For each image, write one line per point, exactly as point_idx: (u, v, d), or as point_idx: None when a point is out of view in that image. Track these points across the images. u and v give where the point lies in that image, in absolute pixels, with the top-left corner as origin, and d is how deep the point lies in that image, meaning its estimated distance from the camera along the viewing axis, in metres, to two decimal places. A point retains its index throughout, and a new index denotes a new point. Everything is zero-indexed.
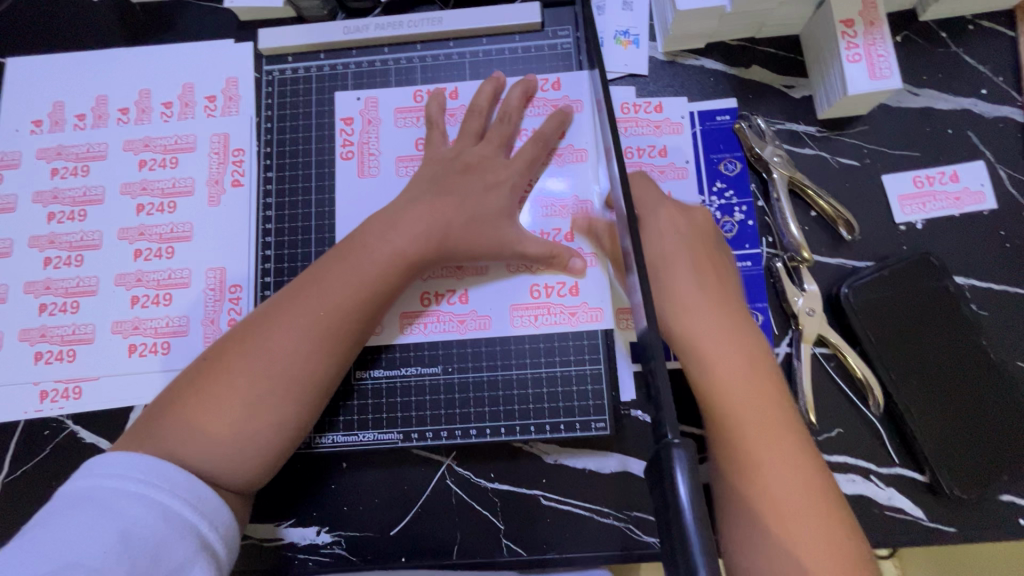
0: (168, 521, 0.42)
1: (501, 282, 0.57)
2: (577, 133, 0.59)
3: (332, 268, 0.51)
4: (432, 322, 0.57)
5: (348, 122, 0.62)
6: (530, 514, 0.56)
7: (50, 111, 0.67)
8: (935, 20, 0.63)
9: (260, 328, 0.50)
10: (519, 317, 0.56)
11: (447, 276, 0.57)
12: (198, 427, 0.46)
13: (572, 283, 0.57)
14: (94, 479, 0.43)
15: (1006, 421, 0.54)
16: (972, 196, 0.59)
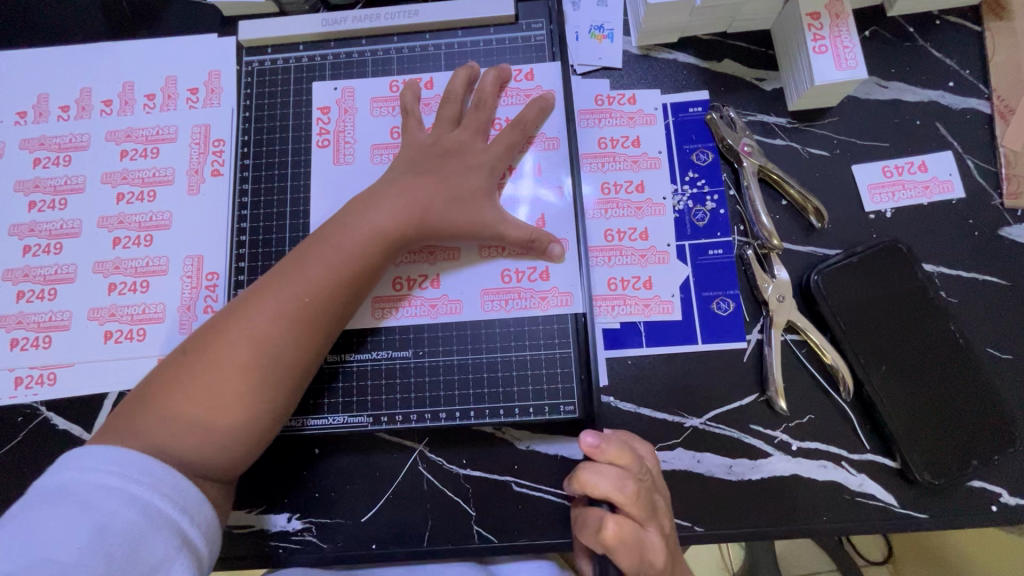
0: (147, 515, 0.41)
1: (472, 267, 0.57)
2: (551, 121, 0.60)
3: (312, 250, 0.51)
4: (403, 307, 0.57)
5: (325, 111, 0.63)
6: (502, 500, 0.56)
7: (35, 103, 0.68)
8: (901, 15, 0.64)
9: (239, 316, 0.48)
10: (491, 301, 0.57)
11: (421, 262, 0.58)
12: (190, 422, 0.45)
13: (542, 267, 0.57)
14: (66, 474, 0.41)
15: (977, 406, 0.54)
16: (940, 185, 0.60)
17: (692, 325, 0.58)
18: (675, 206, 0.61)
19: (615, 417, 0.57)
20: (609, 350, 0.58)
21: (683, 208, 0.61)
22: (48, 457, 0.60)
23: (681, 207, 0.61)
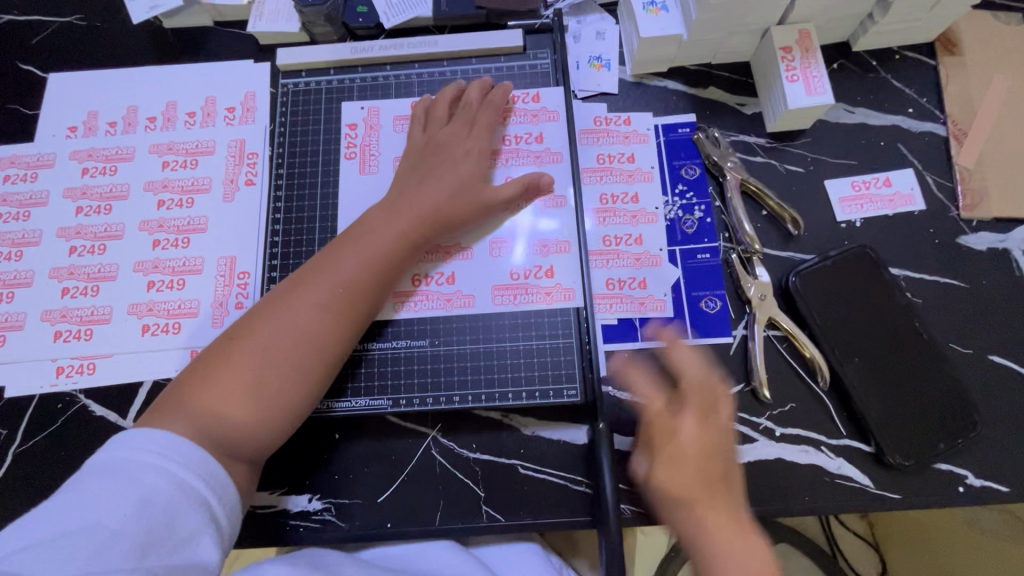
0: (183, 491, 0.44)
1: (482, 262, 0.64)
2: (554, 138, 0.67)
3: (343, 247, 0.57)
4: (421, 300, 0.63)
5: (353, 128, 0.70)
6: (508, 482, 0.61)
7: (85, 119, 0.75)
8: (865, 50, 0.72)
9: (277, 307, 0.54)
10: (501, 296, 0.63)
11: (437, 261, 0.64)
12: (230, 404, 0.50)
13: (547, 266, 0.63)
14: (114, 450, 0.45)
15: (943, 395, 0.59)
16: (903, 198, 0.67)
17: (682, 322, 0.64)
18: (667, 215, 0.67)
19: (614, 405, 0.62)
20: (608, 344, 0.64)
21: (674, 217, 0.67)
22: (84, 441, 0.64)
23: (672, 216, 0.67)
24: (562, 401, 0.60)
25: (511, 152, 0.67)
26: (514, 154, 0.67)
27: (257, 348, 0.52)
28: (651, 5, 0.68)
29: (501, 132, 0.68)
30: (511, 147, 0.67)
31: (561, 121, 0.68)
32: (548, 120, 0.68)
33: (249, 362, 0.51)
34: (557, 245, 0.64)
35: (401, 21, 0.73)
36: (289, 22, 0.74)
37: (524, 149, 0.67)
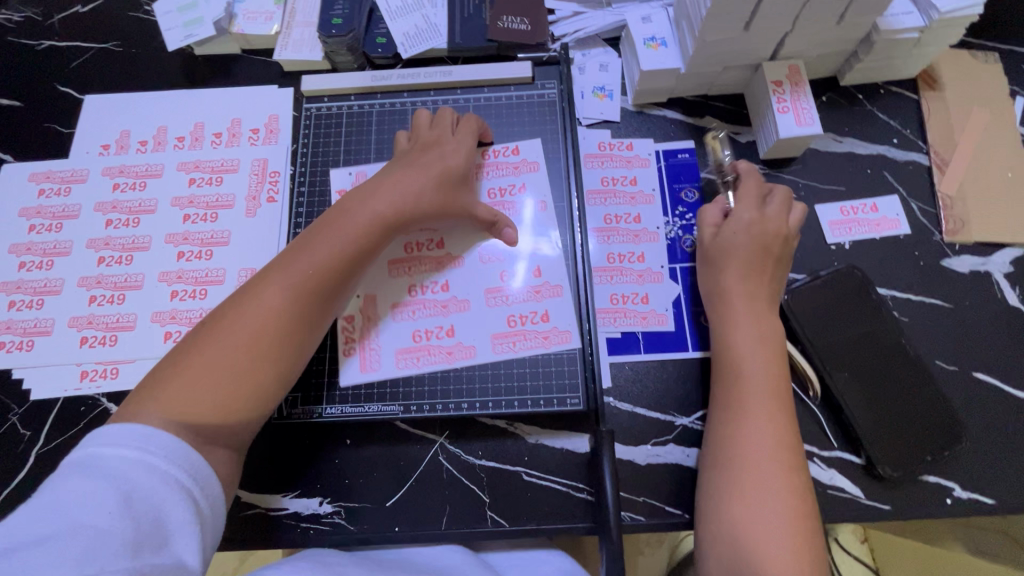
0: (166, 483, 0.45)
1: (480, 309, 0.67)
2: (538, 188, 0.71)
3: (317, 238, 0.59)
4: (424, 355, 0.65)
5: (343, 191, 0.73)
6: (513, 489, 0.63)
7: (118, 137, 0.80)
8: (852, 84, 0.77)
9: (248, 297, 0.55)
10: (494, 299, 0.67)
11: (431, 270, 0.68)
12: (204, 385, 0.50)
13: (542, 310, 0.66)
14: (92, 450, 0.45)
15: (927, 407, 0.62)
16: (889, 223, 0.71)
17: (681, 337, 0.67)
18: (667, 235, 0.71)
19: (615, 415, 0.65)
20: (611, 356, 0.67)
21: (673, 237, 0.71)
22: None
23: (672, 236, 0.71)
24: (565, 409, 0.63)
25: (501, 206, 0.71)
26: (503, 208, 0.70)
27: (225, 336, 0.52)
28: (651, 40, 0.73)
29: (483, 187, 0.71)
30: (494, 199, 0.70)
31: (542, 172, 0.72)
32: (529, 171, 0.72)
33: (218, 349, 0.52)
34: (551, 288, 0.67)
35: (418, 51, 0.79)
36: (313, 51, 0.79)
37: (511, 202, 0.71)
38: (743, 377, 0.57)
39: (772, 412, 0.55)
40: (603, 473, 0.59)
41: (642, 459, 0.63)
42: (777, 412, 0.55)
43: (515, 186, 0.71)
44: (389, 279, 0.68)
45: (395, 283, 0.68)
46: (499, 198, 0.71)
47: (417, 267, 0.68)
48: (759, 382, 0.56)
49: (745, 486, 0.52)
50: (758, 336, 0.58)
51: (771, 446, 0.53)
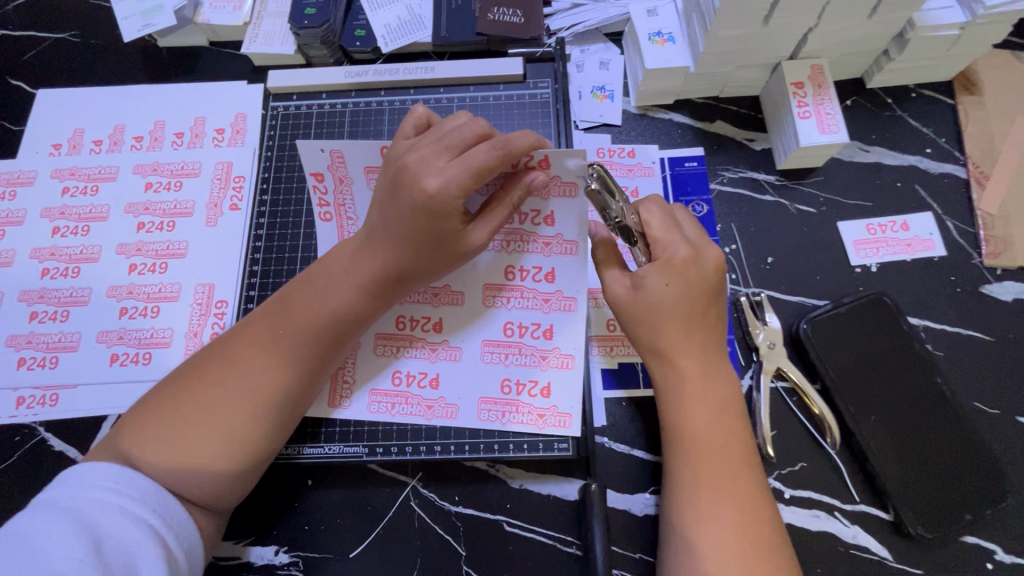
0: (140, 527, 0.42)
1: (473, 366, 0.57)
2: (568, 279, 0.55)
3: (292, 293, 0.52)
4: (401, 403, 0.56)
5: (320, 178, 0.54)
6: (492, 541, 0.56)
7: (70, 136, 0.73)
8: (880, 87, 0.69)
9: (221, 359, 0.49)
10: (491, 353, 0.56)
11: (421, 355, 0.57)
12: (174, 453, 0.46)
13: (544, 383, 0.56)
14: (61, 489, 0.42)
15: (965, 458, 0.54)
16: (922, 243, 0.63)
17: None
18: None
19: (609, 459, 0.57)
20: (607, 391, 0.59)
21: None
22: (43, 477, 0.60)
23: None
24: (552, 455, 0.55)
25: (514, 289, 0.56)
26: (517, 293, 0.56)
27: (205, 406, 0.47)
28: (657, 35, 0.66)
29: (510, 260, 0.55)
30: (514, 228, 0.53)
31: (580, 258, 0.54)
32: (562, 194, 0.50)
33: (198, 419, 0.47)
34: (559, 358, 0.56)
35: (400, 45, 0.71)
36: (285, 44, 0.72)
37: (531, 288, 0.56)
38: (695, 441, 0.49)
39: (730, 482, 0.47)
40: (593, 528, 0.52)
41: (639, 510, 0.56)
42: (739, 484, 0.47)
43: (541, 242, 0.54)
44: (373, 359, 0.57)
45: (377, 364, 0.57)
46: (512, 280, 0.56)
47: (408, 348, 0.57)
48: (709, 442, 0.48)
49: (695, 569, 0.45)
50: (711, 399, 0.50)
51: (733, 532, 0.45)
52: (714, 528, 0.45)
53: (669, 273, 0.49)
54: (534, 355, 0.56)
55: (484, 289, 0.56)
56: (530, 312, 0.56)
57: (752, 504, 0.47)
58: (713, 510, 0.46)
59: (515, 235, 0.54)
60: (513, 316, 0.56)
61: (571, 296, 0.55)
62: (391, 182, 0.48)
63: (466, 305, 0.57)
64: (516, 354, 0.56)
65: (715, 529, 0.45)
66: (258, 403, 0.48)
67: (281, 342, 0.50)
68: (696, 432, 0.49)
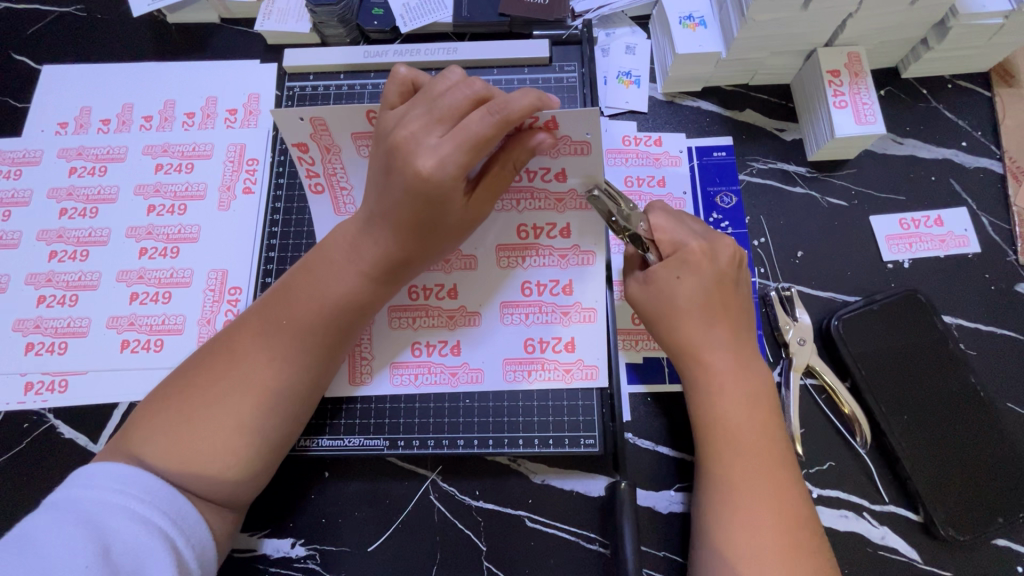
0: (148, 531, 0.40)
1: (495, 332, 0.55)
2: (585, 233, 0.53)
3: (289, 280, 0.50)
4: (424, 374, 0.55)
5: (303, 149, 0.51)
6: (514, 536, 0.54)
7: (77, 115, 0.70)
8: (915, 78, 0.67)
9: (223, 352, 0.48)
10: (510, 315, 0.55)
11: (438, 325, 0.55)
12: (183, 447, 0.44)
13: (567, 338, 0.55)
14: (71, 490, 0.41)
15: (1000, 459, 0.53)
16: (956, 239, 0.61)
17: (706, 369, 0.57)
18: None
19: (634, 456, 0.56)
20: (632, 386, 0.58)
21: None
22: (53, 466, 0.59)
23: None
24: (578, 451, 0.54)
25: (530, 248, 0.54)
26: (534, 253, 0.54)
27: (210, 401, 0.46)
28: (688, 19, 0.63)
29: (518, 220, 0.53)
30: (524, 186, 0.51)
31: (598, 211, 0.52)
32: (572, 152, 0.47)
33: (204, 416, 0.45)
34: (582, 312, 0.55)
35: (419, 26, 0.69)
36: (299, 22, 0.69)
37: (546, 246, 0.54)
38: (727, 441, 0.47)
39: (760, 483, 0.46)
40: (622, 527, 0.51)
41: (664, 507, 0.54)
42: (771, 483, 0.46)
43: (553, 198, 0.51)
44: (388, 333, 0.55)
45: (396, 337, 0.55)
46: (527, 240, 0.54)
47: (424, 319, 0.55)
48: (739, 442, 0.47)
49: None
50: (744, 397, 0.48)
51: (769, 536, 0.44)
52: (747, 530, 0.44)
53: (682, 269, 0.49)
54: (556, 312, 0.55)
55: (498, 251, 0.54)
56: (547, 271, 0.54)
57: (783, 505, 0.45)
58: (745, 512, 0.45)
59: (523, 191, 0.51)
60: (531, 275, 0.55)
61: (590, 250, 0.54)
62: (384, 163, 0.44)
63: (479, 267, 0.54)
64: (537, 315, 0.55)
65: (746, 530, 0.44)
66: (269, 401, 0.47)
67: (284, 334, 0.48)
68: (727, 430, 0.48)
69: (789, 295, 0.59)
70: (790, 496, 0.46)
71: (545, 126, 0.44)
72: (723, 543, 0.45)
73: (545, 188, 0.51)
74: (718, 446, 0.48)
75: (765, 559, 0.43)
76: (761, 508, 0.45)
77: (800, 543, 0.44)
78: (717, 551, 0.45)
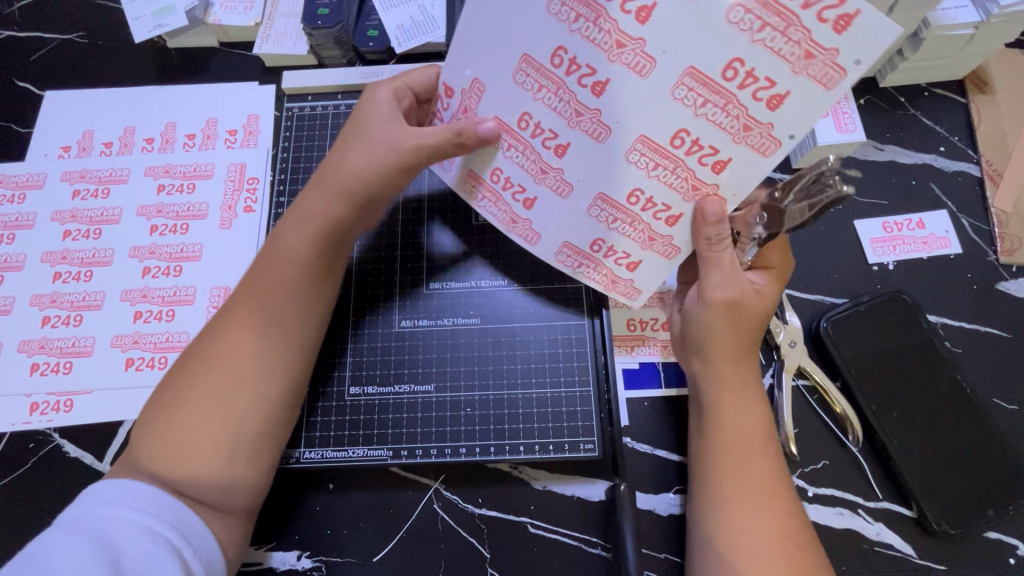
0: (158, 543, 0.42)
1: (575, 212, 0.53)
2: (739, 171, 0.46)
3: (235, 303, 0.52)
4: (487, 198, 0.55)
5: (449, 94, 0.52)
6: (517, 541, 0.55)
7: (80, 139, 0.72)
8: (893, 87, 0.70)
9: (183, 382, 0.49)
10: (599, 208, 0.52)
11: (497, 217, 0.56)
12: (171, 441, 0.46)
13: (635, 259, 0.53)
14: (84, 506, 0.43)
15: (988, 453, 0.54)
16: (938, 241, 0.63)
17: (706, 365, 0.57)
18: None
19: (633, 461, 0.57)
20: (629, 391, 0.59)
21: None
22: (58, 485, 0.59)
23: None
24: (578, 456, 0.55)
25: (628, 216, 0.51)
26: (670, 166, 0.48)
27: (190, 395, 0.48)
28: None
29: (639, 177, 0.49)
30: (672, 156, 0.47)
31: (770, 160, 0.45)
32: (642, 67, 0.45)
33: (188, 435, 0.46)
34: (664, 245, 0.52)
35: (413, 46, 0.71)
36: (297, 45, 0.71)
37: (685, 165, 0.47)
38: (735, 440, 0.50)
39: (764, 479, 0.49)
40: (623, 530, 0.52)
41: (663, 510, 0.55)
42: (766, 480, 0.49)
43: (740, 123, 0.44)
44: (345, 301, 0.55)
45: (485, 154, 0.53)
46: (678, 149, 0.47)
47: (490, 206, 0.56)
48: (747, 441, 0.50)
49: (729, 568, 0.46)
50: (751, 397, 0.51)
51: (773, 529, 0.47)
52: (753, 523, 0.47)
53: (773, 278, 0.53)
54: (642, 231, 0.51)
55: (637, 141, 0.48)
56: (668, 192, 0.49)
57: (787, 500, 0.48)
58: (752, 506, 0.48)
59: (718, 97, 0.44)
60: (647, 185, 0.49)
61: (725, 196, 0.48)
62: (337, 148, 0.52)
63: (572, 195, 0.52)
64: (624, 225, 0.51)
65: (750, 523, 0.47)
66: (252, 409, 0.49)
67: (257, 348, 0.50)
68: (737, 430, 0.51)
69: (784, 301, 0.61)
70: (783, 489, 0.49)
71: (634, 15, 0.43)
72: (732, 538, 0.47)
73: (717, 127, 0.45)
74: (727, 445, 0.50)
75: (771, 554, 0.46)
76: (765, 507, 0.48)
77: (800, 536, 0.47)
78: (724, 546, 0.47)
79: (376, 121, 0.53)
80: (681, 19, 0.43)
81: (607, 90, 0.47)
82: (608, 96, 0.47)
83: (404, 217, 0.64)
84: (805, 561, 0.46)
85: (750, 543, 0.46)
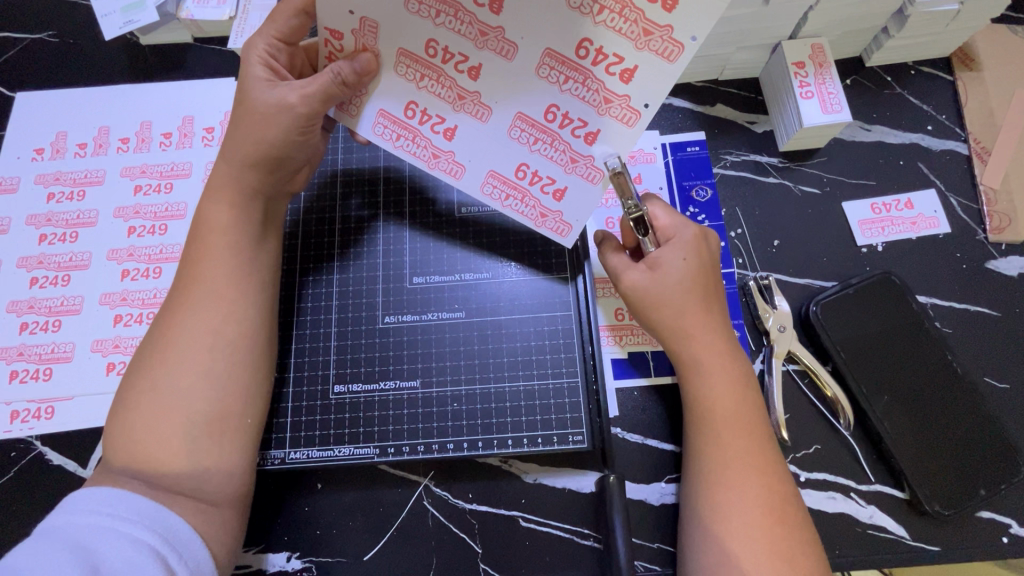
0: (139, 550, 0.41)
1: (496, 136, 0.51)
2: (645, 85, 0.47)
3: (183, 290, 0.51)
4: (405, 136, 0.53)
5: (336, 36, 0.50)
6: (509, 535, 0.55)
7: (53, 140, 0.70)
8: (879, 66, 0.69)
9: (144, 380, 0.48)
10: (518, 132, 0.51)
11: (419, 158, 0.54)
12: (143, 443, 0.46)
13: (561, 185, 0.52)
14: (62, 516, 0.42)
15: (978, 432, 0.54)
16: (927, 221, 0.63)
17: None
18: None
19: (624, 450, 0.57)
20: (618, 380, 0.58)
21: None
22: (42, 493, 0.58)
23: None
24: (567, 448, 0.54)
25: (547, 134, 0.50)
26: (581, 78, 0.47)
27: (158, 396, 0.47)
28: None
29: (552, 97, 0.49)
30: (549, 129, 0.50)
31: (675, 66, 0.46)
32: (498, 50, 0.48)
33: (157, 423, 0.47)
34: (588, 167, 0.51)
35: None
36: None
37: (598, 79, 0.47)
38: (721, 425, 0.49)
39: (753, 463, 0.48)
40: (613, 521, 0.52)
41: (655, 499, 0.55)
42: (756, 452, 0.48)
43: (640, 27, 0.45)
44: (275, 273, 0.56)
45: (398, 87, 0.52)
46: (584, 60, 0.47)
47: (409, 143, 0.54)
48: (732, 425, 0.49)
49: (719, 554, 0.46)
50: (734, 383, 0.51)
51: (764, 513, 0.46)
52: (743, 509, 0.46)
53: (684, 249, 0.53)
54: (565, 152, 0.51)
55: (545, 55, 0.47)
56: (581, 105, 0.49)
57: (778, 485, 0.47)
58: (742, 491, 0.47)
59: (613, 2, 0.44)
60: (562, 101, 0.49)
61: (636, 107, 0.48)
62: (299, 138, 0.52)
63: (489, 122, 0.51)
64: (546, 145, 0.51)
65: (741, 509, 0.46)
66: (220, 391, 0.49)
67: (221, 330, 0.50)
68: (721, 414, 0.50)
69: (770, 286, 0.60)
70: (772, 459, 0.49)
71: (488, 7, 0.46)
72: (722, 524, 0.46)
73: (604, 77, 0.47)
74: (713, 430, 0.50)
75: (762, 538, 0.45)
76: (754, 482, 0.47)
77: (790, 518, 0.47)
78: (714, 533, 0.46)
79: (256, 84, 0.52)
80: (529, 9, 0.46)
81: (506, 7, 0.46)
82: (509, 12, 0.46)
83: (385, 213, 0.63)
84: (798, 544, 0.45)
85: (738, 516, 0.46)
